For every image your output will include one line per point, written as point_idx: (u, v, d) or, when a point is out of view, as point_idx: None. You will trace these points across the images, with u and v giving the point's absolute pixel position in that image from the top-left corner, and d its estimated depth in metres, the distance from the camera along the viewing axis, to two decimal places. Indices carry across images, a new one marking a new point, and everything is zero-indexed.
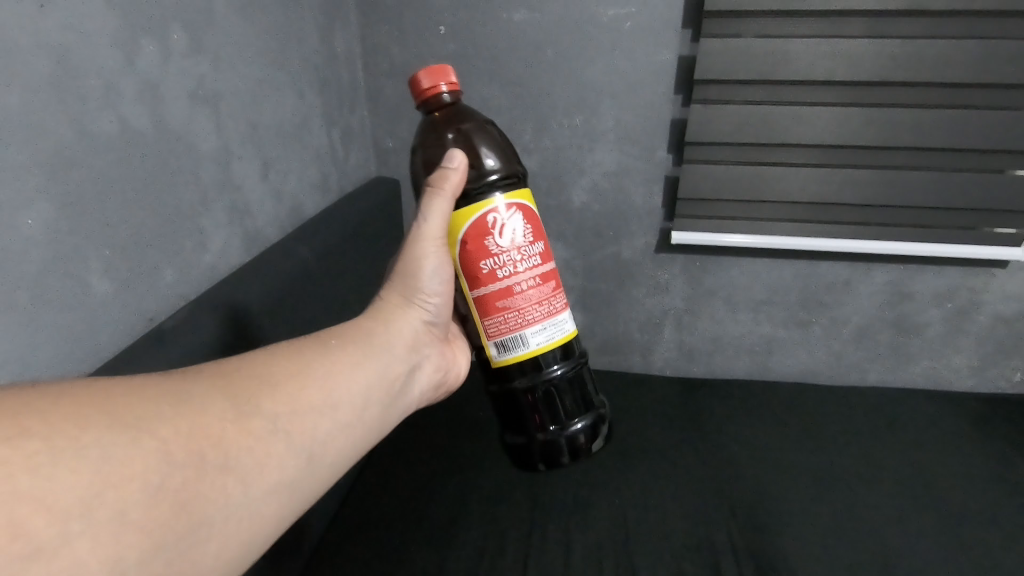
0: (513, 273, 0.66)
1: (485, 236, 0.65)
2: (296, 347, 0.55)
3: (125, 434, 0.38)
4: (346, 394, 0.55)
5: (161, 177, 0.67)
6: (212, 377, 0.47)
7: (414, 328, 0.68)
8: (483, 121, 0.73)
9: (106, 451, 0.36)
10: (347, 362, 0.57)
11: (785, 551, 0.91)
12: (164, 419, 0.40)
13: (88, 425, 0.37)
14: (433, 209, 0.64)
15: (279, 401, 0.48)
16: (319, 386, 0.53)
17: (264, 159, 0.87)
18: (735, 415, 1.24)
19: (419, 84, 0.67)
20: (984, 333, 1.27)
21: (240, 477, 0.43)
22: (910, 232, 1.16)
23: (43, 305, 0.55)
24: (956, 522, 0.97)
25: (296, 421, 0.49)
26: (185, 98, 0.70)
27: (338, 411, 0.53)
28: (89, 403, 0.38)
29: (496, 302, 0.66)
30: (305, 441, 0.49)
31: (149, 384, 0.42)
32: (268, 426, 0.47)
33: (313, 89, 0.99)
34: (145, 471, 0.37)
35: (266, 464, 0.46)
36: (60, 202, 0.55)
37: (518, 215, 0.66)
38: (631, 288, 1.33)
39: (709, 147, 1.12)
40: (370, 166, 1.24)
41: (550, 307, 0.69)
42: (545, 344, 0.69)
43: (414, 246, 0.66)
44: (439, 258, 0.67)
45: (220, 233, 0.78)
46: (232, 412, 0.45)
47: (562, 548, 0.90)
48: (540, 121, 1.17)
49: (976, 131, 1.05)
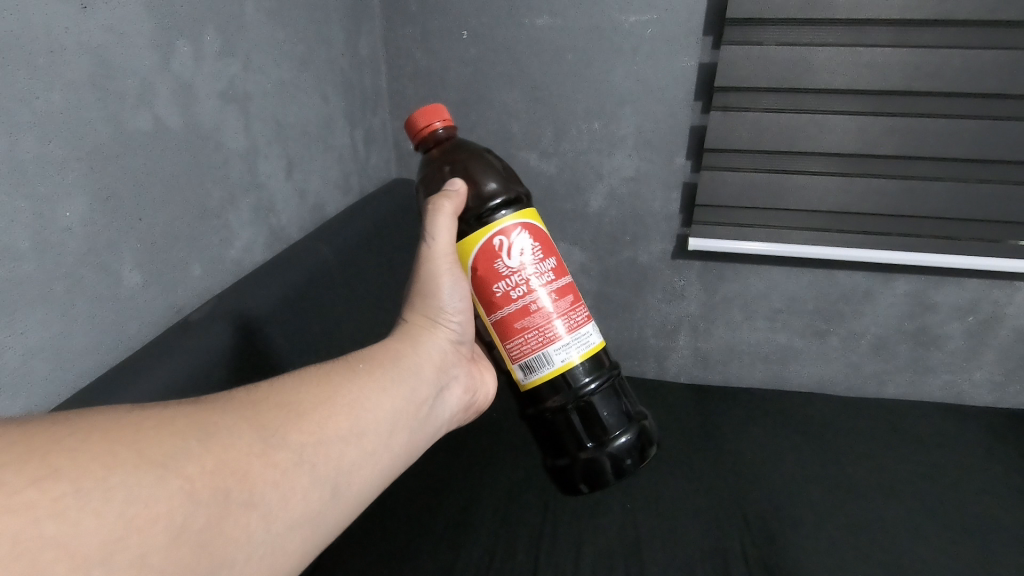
0: (528, 292, 0.65)
1: (494, 260, 0.64)
2: (324, 373, 0.53)
3: (152, 473, 0.37)
4: (372, 423, 0.52)
5: (191, 175, 0.70)
6: (240, 407, 0.45)
7: (440, 349, 0.66)
8: (481, 150, 0.74)
9: (132, 492, 0.36)
10: (374, 389, 0.54)
11: (795, 561, 0.91)
12: (191, 455, 0.39)
13: (115, 465, 0.36)
14: (438, 226, 0.64)
15: (305, 431, 0.47)
16: (347, 414, 0.51)
17: (289, 159, 0.89)
18: (748, 423, 1.24)
19: (415, 125, 0.70)
20: (1007, 349, 1.24)
21: (263, 512, 0.42)
22: (933, 242, 1.14)
23: (78, 294, 0.58)
24: (974, 539, 0.95)
25: (321, 451, 0.47)
26: (215, 99, 0.73)
27: (364, 440, 0.51)
28: (120, 440, 0.38)
29: (514, 323, 0.65)
30: (330, 473, 0.47)
31: (178, 417, 0.41)
32: (293, 458, 0.45)
33: (337, 92, 1.02)
34: (168, 511, 0.36)
35: (291, 497, 0.44)
36: (96, 194, 0.58)
37: (524, 234, 0.65)
38: (646, 294, 1.33)
39: (728, 154, 1.13)
40: (392, 168, 1.27)
41: (571, 321, 0.67)
42: (570, 359, 0.67)
43: (429, 268, 0.65)
44: (452, 278, 0.65)
45: (246, 230, 0.81)
46: (258, 444, 0.43)
47: (571, 551, 0.92)
48: (559, 126, 1.18)
49: (1003, 141, 1.03)
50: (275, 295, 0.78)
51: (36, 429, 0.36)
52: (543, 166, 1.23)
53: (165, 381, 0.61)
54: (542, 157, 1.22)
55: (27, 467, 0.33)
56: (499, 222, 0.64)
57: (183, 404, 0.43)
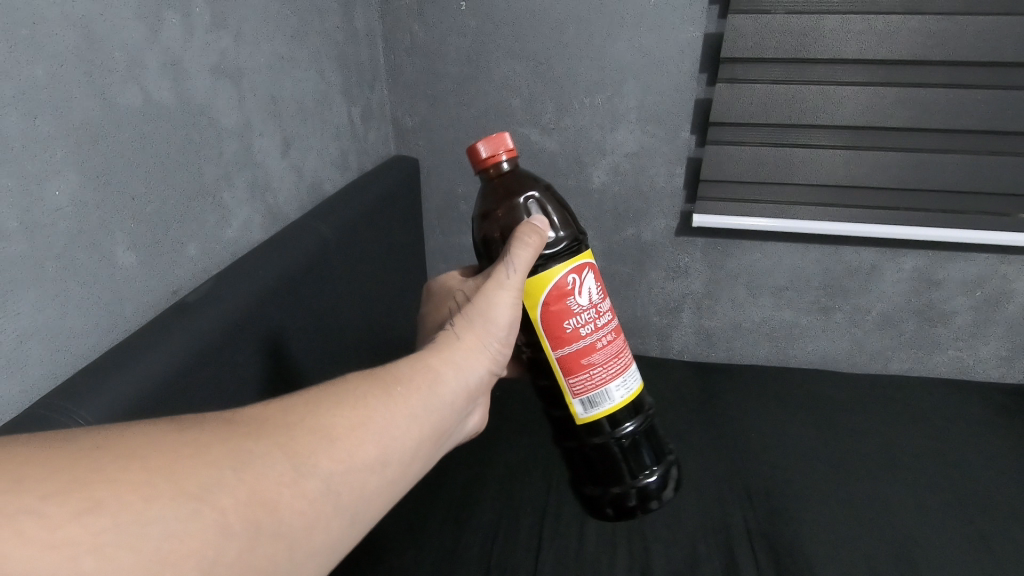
0: (595, 330, 0.63)
1: (567, 297, 0.61)
2: (363, 392, 0.48)
3: (187, 506, 0.34)
4: (404, 449, 0.48)
5: (185, 153, 0.68)
6: (275, 429, 0.42)
7: (484, 373, 0.59)
8: (542, 185, 0.70)
9: (169, 528, 0.33)
10: (411, 413, 0.49)
11: (800, 536, 0.91)
12: (226, 485, 0.37)
13: (153, 496, 0.34)
14: (518, 258, 0.59)
15: (335, 458, 0.43)
16: (379, 441, 0.46)
17: (285, 136, 0.88)
18: (752, 401, 1.23)
19: (478, 154, 0.64)
20: (1013, 324, 1.23)
21: (291, 544, 0.39)
22: (942, 217, 1.12)
23: (71, 276, 0.57)
24: (978, 514, 0.95)
25: (351, 480, 0.43)
26: (208, 74, 0.71)
27: (391, 468, 0.46)
28: (155, 469, 0.35)
29: (580, 361, 0.63)
30: (354, 504, 0.43)
31: (213, 440, 0.39)
32: (323, 488, 0.41)
33: (333, 66, 0.99)
34: (201, 544, 0.34)
35: (317, 528, 0.40)
36: (86, 173, 0.57)
37: (591, 272, 0.63)
38: (650, 271, 1.32)
39: (734, 127, 1.10)
40: (390, 146, 1.25)
41: (624, 358, 0.66)
42: (627, 396, 0.66)
43: (490, 290, 0.60)
44: (511, 310, 0.60)
45: (243, 210, 0.79)
46: (290, 474, 0.40)
47: (577, 527, 0.92)
48: (561, 100, 1.16)
49: (1016, 112, 1.01)
50: (276, 273, 0.77)
51: (77, 454, 0.34)
52: (544, 142, 1.21)
53: (165, 359, 0.60)
54: (543, 133, 1.19)
55: (67, 499, 0.32)
56: (575, 260, 0.61)
57: (218, 425, 0.40)
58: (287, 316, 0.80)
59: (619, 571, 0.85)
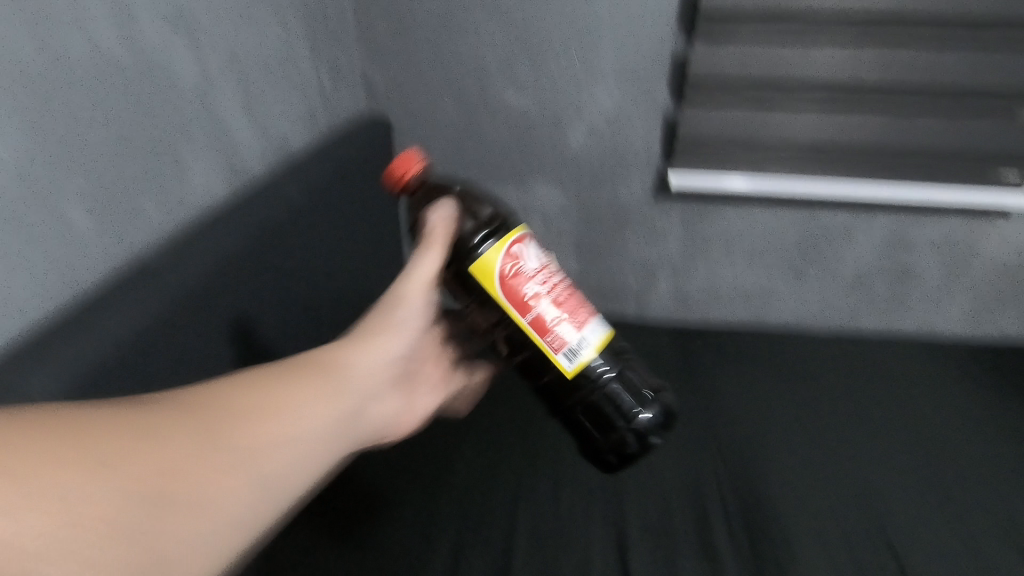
0: (552, 286, 0.66)
1: (519, 263, 0.64)
2: (261, 379, 0.55)
3: (94, 470, 0.39)
4: (304, 432, 0.55)
5: (136, 105, 0.65)
6: (183, 408, 0.47)
7: (377, 364, 0.67)
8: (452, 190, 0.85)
9: (77, 489, 0.38)
10: (306, 400, 0.56)
11: (768, 490, 0.94)
12: (135, 453, 0.42)
13: (63, 461, 0.38)
14: (428, 257, 0.70)
15: (239, 436, 0.49)
16: (277, 423, 0.52)
17: (247, 91, 0.84)
18: (728, 360, 1.25)
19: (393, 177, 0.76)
20: (979, 283, 1.26)
21: (199, 512, 0.44)
22: (911, 179, 1.14)
23: (16, 233, 0.54)
24: (938, 465, 0.99)
25: (252, 454, 0.49)
26: (158, 22, 0.67)
27: (291, 447, 0.53)
28: (70, 437, 0.40)
29: (550, 317, 0.64)
30: (262, 474, 0.49)
31: (129, 411, 0.44)
32: (228, 460, 0.47)
33: (296, 17, 0.95)
34: (105, 507, 0.39)
35: (221, 494, 0.45)
36: (26, 124, 0.53)
37: (530, 238, 0.67)
38: (628, 233, 1.31)
39: (711, 86, 1.09)
40: (361, 103, 1.21)
41: (589, 305, 0.68)
42: (604, 337, 0.67)
43: (402, 286, 0.71)
44: (423, 297, 0.72)
45: (202, 168, 0.76)
46: (198, 447, 0.45)
47: (554, 483, 0.94)
48: (536, 57, 1.13)
49: (990, 69, 1.01)
50: (242, 235, 0.74)
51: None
52: (520, 101, 1.18)
53: (121, 324, 0.59)
54: (519, 91, 1.17)
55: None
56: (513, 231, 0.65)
57: (122, 403, 0.45)
58: (255, 280, 0.77)
59: (594, 524, 0.88)
